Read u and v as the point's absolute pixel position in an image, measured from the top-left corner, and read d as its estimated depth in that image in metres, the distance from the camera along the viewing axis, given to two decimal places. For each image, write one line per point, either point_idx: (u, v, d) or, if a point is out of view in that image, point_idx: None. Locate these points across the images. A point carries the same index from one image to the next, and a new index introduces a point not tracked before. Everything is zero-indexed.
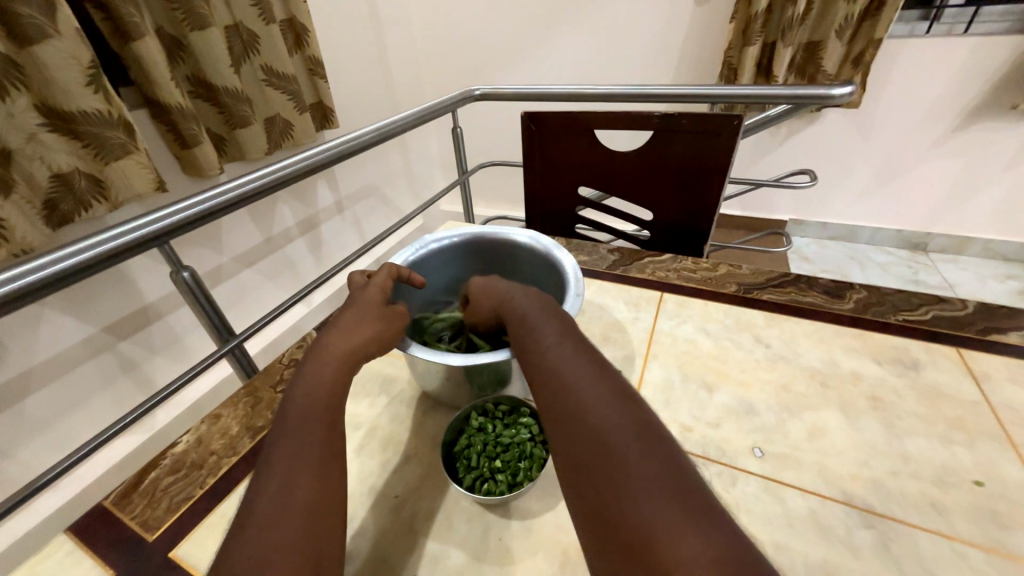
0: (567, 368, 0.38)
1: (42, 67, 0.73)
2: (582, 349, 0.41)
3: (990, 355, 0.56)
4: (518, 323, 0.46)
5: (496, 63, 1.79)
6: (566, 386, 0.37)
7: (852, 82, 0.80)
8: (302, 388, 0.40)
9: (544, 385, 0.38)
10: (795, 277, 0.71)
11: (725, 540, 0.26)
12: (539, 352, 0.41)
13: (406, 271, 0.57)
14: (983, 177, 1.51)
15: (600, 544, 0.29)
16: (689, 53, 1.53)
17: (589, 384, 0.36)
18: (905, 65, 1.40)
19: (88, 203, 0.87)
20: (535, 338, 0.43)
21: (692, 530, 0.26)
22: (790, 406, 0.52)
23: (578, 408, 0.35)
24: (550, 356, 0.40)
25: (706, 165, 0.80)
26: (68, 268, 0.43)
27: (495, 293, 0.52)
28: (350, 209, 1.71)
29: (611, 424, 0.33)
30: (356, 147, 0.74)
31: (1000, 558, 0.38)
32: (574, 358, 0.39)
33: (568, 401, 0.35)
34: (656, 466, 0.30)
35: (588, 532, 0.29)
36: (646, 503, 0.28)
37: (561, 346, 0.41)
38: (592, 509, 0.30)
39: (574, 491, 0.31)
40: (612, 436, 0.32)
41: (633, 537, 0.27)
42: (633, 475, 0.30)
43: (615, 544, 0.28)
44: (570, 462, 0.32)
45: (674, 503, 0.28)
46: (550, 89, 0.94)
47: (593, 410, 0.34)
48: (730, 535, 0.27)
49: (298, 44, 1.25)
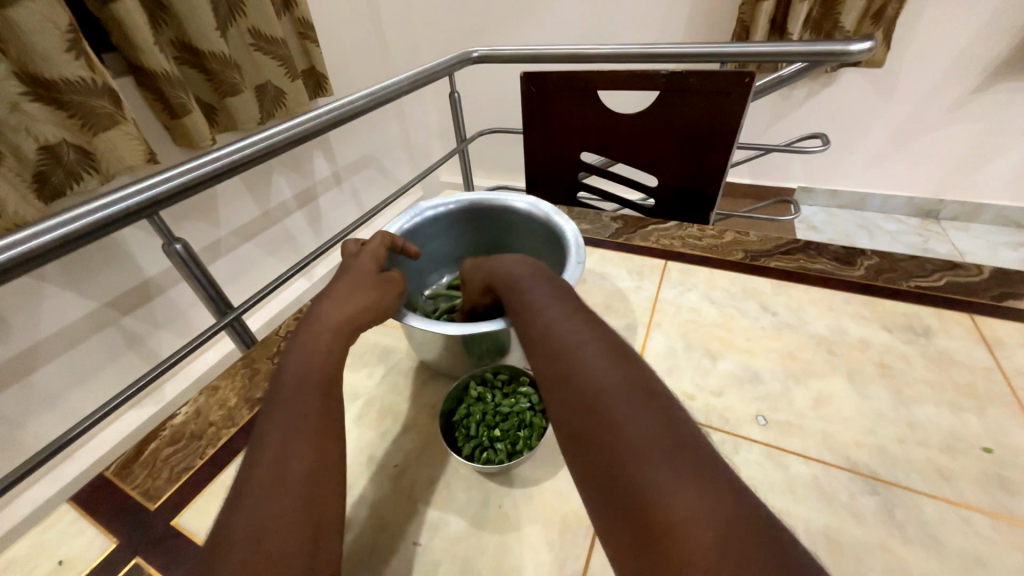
0: (560, 332, 0.37)
1: (17, 31, 0.69)
2: (574, 311, 0.39)
3: (1006, 322, 0.54)
4: (509, 290, 0.45)
5: (496, 24, 1.70)
6: (559, 350, 0.35)
7: (872, 36, 0.75)
8: (296, 357, 0.39)
9: (538, 352, 0.37)
10: (804, 243, 0.69)
11: (723, 495, 0.25)
12: (531, 317, 0.39)
13: (400, 241, 0.55)
14: (1003, 140, 1.45)
15: (601, 507, 0.28)
16: (698, 10, 1.45)
17: (582, 346, 0.35)
18: (929, 22, 1.32)
19: (78, 175, 0.84)
20: (526, 303, 0.41)
21: (687, 487, 0.26)
22: (795, 373, 0.51)
23: (570, 370, 0.33)
24: (542, 318, 0.39)
25: (714, 127, 0.76)
26: (58, 240, 0.41)
27: (486, 264, 0.51)
28: (348, 180, 1.67)
29: (604, 386, 0.32)
30: (348, 114, 0.70)
31: (1006, 523, 0.38)
32: (564, 319, 0.38)
33: (561, 366, 0.34)
34: (652, 426, 0.29)
35: (589, 496, 0.29)
36: (644, 464, 0.27)
37: (551, 310, 0.39)
38: (592, 474, 0.29)
39: (571, 454, 0.31)
40: (605, 397, 0.31)
41: (630, 497, 0.26)
42: (629, 437, 0.28)
43: (616, 509, 0.27)
44: (565, 425, 0.32)
45: (670, 462, 0.27)
46: (551, 47, 0.89)
47: (586, 373, 0.33)
48: (729, 492, 0.26)
49: (286, 4, 1.18)
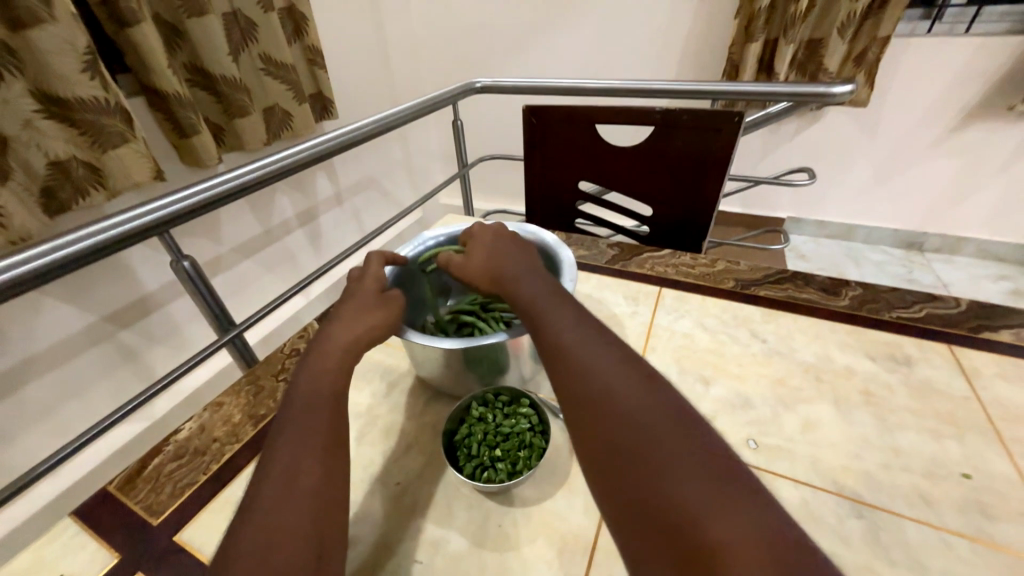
0: (584, 353, 0.37)
1: (37, 52, 0.73)
2: (596, 331, 0.39)
3: (983, 353, 0.57)
4: (525, 305, 0.44)
5: (499, 56, 1.77)
6: (585, 371, 0.35)
7: (852, 80, 0.80)
8: (307, 377, 0.40)
9: (562, 373, 0.36)
10: (792, 273, 0.72)
11: (764, 520, 0.25)
12: (553, 336, 0.39)
13: (393, 255, 0.59)
14: (979, 178, 1.52)
15: (635, 534, 0.28)
16: (691, 49, 1.53)
17: (609, 368, 0.35)
18: (907, 66, 1.41)
19: (86, 190, 0.86)
20: (546, 322, 0.41)
21: (726, 512, 0.26)
22: (785, 399, 0.53)
23: (598, 394, 0.34)
24: (560, 339, 0.38)
25: (706, 161, 0.80)
26: (72, 255, 0.43)
27: (497, 267, 0.50)
28: (350, 200, 1.71)
29: (632, 413, 0.32)
30: (354, 140, 0.73)
31: (986, 547, 0.39)
32: (584, 339, 0.38)
33: (588, 389, 0.34)
34: (684, 452, 0.29)
35: (619, 520, 0.29)
36: (681, 489, 0.27)
37: (574, 329, 0.39)
38: (624, 501, 0.29)
39: (601, 483, 0.31)
40: (631, 422, 0.31)
41: (669, 526, 0.26)
42: (663, 466, 0.28)
43: (651, 535, 0.27)
44: (592, 453, 0.32)
45: (707, 489, 0.27)
46: (551, 82, 0.94)
47: (613, 399, 0.33)
48: (765, 516, 0.26)
49: (297, 32, 1.24)
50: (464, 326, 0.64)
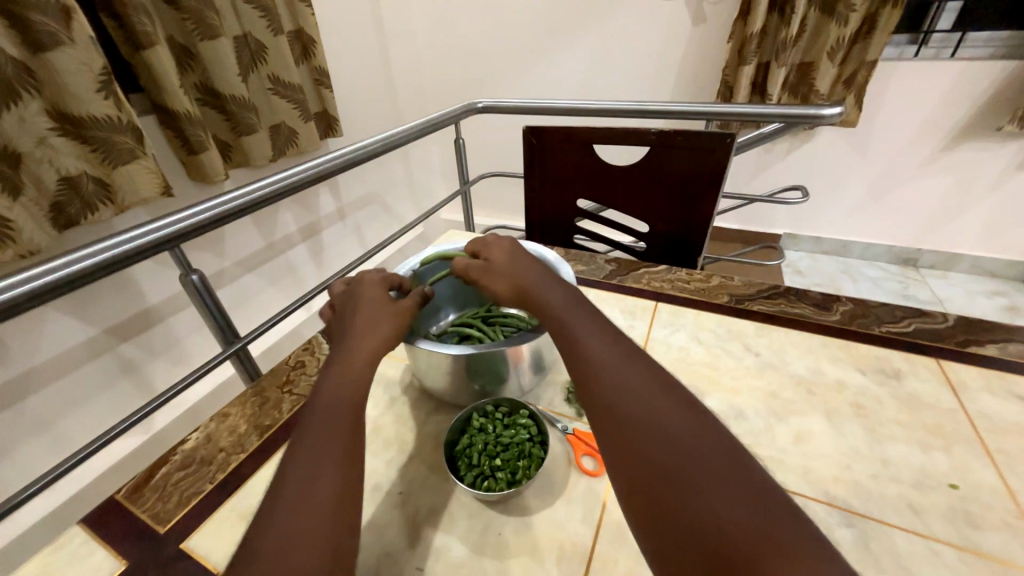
0: (620, 379, 0.37)
1: (54, 73, 0.76)
2: (630, 355, 0.40)
3: (970, 366, 0.58)
4: (555, 325, 0.45)
5: (500, 77, 1.83)
6: (622, 398, 0.36)
7: (840, 103, 0.84)
8: (331, 385, 0.42)
9: (598, 399, 0.37)
10: (784, 288, 0.74)
11: (808, 552, 0.27)
12: (586, 359, 0.40)
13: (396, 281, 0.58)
14: (970, 195, 1.56)
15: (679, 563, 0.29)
16: (685, 72, 1.58)
17: (646, 396, 0.36)
18: (894, 88, 1.46)
19: (95, 205, 0.89)
20: (577, 343, 0.41)
21: (774, 546, 0.27)
22: (776, 411, 0.54)
23: (638, 422, 0.34)
24: (591, 357, 0.40)
25: (700, 180, 0.83)
26: (90, 267, 0.45)
27: (522, 278, 0.50)
28: (352, 216, 1.74)
29: (670, 434, 0.33)
30: (359, 158, 0.76)
31: (973, 556, 0.40)
32: (615, 359, 0.39)
33: (626, 417, 0.35)
34: (727, 484, 0.30)
35: (663, 548, 0.30)
36: (727, 520, 0.28)
37: (608, 354, 0.40)
38: (668, 530, 0.30)
39: (637, 500, 0.32)
40: (672, 452, 0.32)
41: (716, 556, 0.27)
42: (701, 488, 0.30)
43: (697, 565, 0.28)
44: (631, 477, 0.33)
45: (752, 521, 0.28)
46: (551, 104, 0.98)
47: (649, 420, 0.34)
48: (808, 547, 0.27)
49: (305, 54, 1.29)
50: (466, 337, 0.65)
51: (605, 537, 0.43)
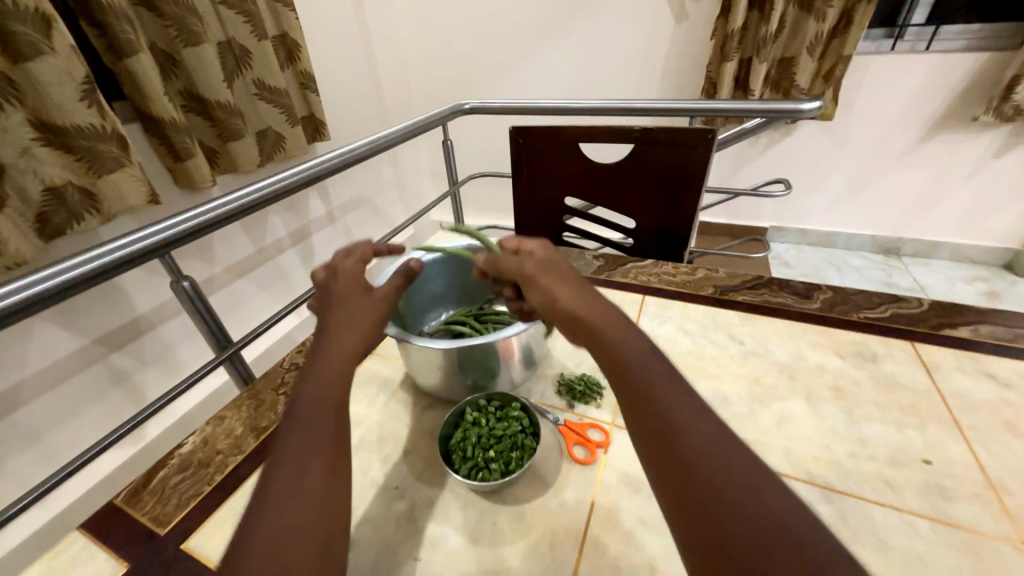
0: (661, 395, 0.35)
1: (36, 83, 0.76)
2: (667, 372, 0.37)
3: (944, 348, 0.61)
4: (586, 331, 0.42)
5: (487, 78, 1.84)
6: (665, 417, 0.34)
7: (819, 97, 0.86)
8: (312, 378, 0.41)
9: (640, 418, 0.35)
10: (767, 279, 0.76)
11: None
12: (623, 373, 0.37)
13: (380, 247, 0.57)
14: (948, 184, 1.60)
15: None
16: (669, 69, 1.61)
17: (688, 417, 0.34)
18: (872, 81, 1.49)
19: (80, 215, 0.88)
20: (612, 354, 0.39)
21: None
22: (760, 396, 0.56)
23: (682, 443, 0.32)
24: (627, 368, 0.37)
25: (683, 175, 0.85)
26: (78, 276, 0.46)
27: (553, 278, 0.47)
28: (341, 219, 1.74)
29: (716, 456, 0.32)
30: (347, 162, 0.77)
31: (944, 526, 0.42)
32: (653, 374, 0.37)
33: (668, 434, 0.33)
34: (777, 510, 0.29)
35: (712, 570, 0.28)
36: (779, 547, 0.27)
37: (646, 368, 0.37)
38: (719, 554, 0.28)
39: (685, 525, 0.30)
40: (720, 475, 0.31)
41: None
42: (750, 511, 0.29)
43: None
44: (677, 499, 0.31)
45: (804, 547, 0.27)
46: (536, 103, 0.99)
47: (693, 440, 0.33)
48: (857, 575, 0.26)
49: (290, 58, 1.29)
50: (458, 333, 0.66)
51: (598, 521, 0.45)
